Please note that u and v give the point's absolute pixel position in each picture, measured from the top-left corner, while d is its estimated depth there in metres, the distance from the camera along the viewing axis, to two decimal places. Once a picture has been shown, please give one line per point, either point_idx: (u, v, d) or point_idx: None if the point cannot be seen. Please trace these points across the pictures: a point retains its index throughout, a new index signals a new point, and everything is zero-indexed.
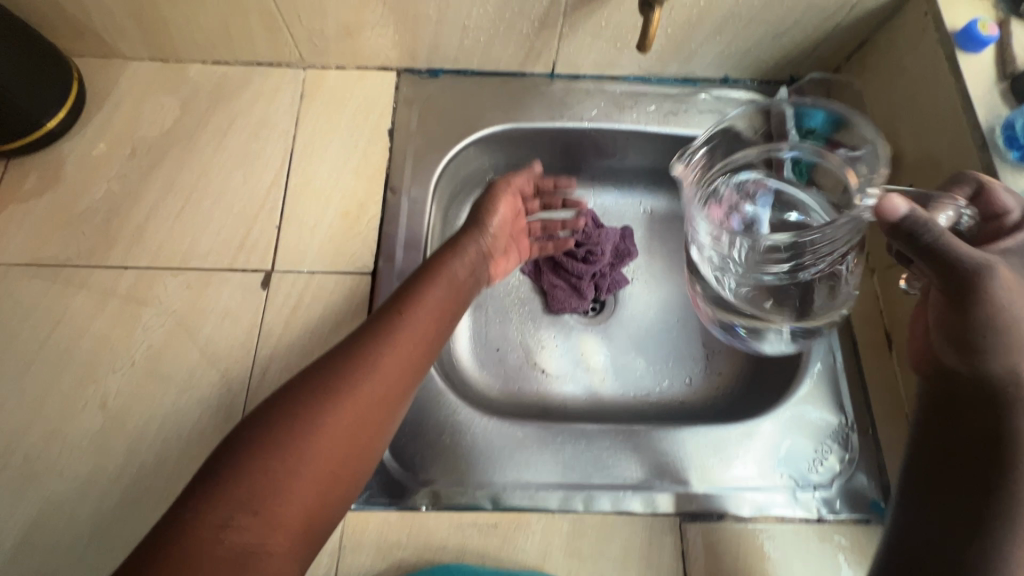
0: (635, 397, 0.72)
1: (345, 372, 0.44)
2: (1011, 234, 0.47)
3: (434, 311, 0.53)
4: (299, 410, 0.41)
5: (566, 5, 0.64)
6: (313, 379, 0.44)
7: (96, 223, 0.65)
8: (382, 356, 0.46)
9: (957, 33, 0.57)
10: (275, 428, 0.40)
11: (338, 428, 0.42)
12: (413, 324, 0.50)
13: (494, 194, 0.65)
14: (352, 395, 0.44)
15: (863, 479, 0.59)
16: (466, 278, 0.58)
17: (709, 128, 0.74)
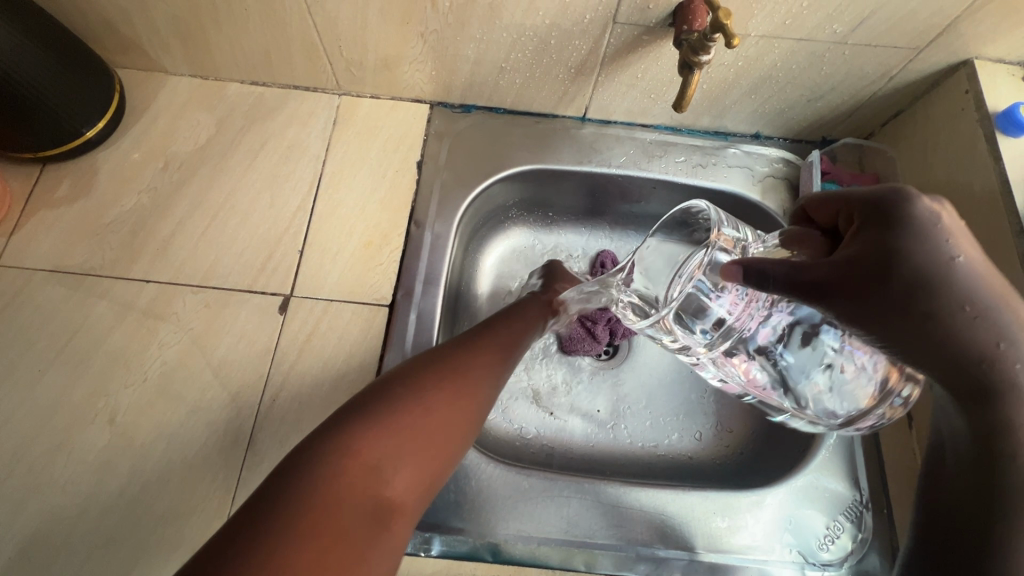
0: (643, 449, 0.71)
1: (455, 365, 0.49)
2: (859, 220, 0.40)
3: (520, 328, 0.58)
4: (417, 390, 0.45)
5: (604, 55, 0.64)
6: (425, 366, 0.48)
7: (123, 234, 0.66)
8: (485, 358, 0.52)
9: (997, 116, 0.58)
10: (394, 401, 0.44)
11: (445, 407, 0.45)
12: (505, 335, 0.56)
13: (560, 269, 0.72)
14: (463, 384, 0.48)
15: (875, 561, 0.58)
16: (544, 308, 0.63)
17: (738, 184, 0.74)
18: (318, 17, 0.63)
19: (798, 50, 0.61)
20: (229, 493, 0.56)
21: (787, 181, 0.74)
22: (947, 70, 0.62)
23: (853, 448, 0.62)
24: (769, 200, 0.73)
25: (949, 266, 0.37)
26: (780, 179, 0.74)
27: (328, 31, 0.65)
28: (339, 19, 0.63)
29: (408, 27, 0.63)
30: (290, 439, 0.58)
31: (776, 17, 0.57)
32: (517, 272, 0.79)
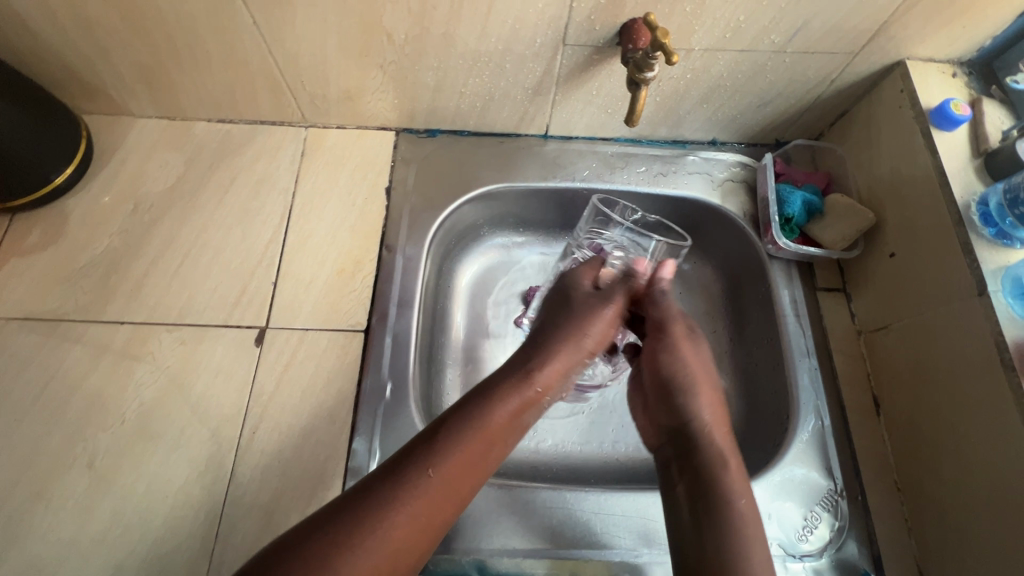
0: (626, 454, 0.72)
1: (429, 475, 0.44)
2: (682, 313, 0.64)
3: (508, 418, 0.50)
4: (389, 507, 0.42)
5: (558, 76, 0.67)
6: (397, 476, 0.44)
7: (95, 277, 0.66)
8: (465, 467, 0.46)
9: (931, 112, 0.60)
10: (364, 520, 0.41)
11: (418, 523, 0.42)
12: (490, 428, 0.48)
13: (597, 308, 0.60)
14: (434, 502, 0.43)
15: (853, 549, 0.59)
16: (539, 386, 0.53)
17: (699, 190, 0.76)
18: (278, 55, 0.64)
19: (741, 61, 0.64)
20: (212, 530, 0.56)
21: (745, 184, 0.77)
22: (883, 70, 0.65)
23: (825, 438, 0.63)
24: (728, 203, 0.75)
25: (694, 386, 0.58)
26: (739, 183, 0.77)
27: (289, 67, 0.66)
28: (299, 56, 0.64)
29: (366, 60, 0.65)
30: (271, 470, 0.58)
31: (716, 32, 0.60)
32: (493, 288, 0.80)
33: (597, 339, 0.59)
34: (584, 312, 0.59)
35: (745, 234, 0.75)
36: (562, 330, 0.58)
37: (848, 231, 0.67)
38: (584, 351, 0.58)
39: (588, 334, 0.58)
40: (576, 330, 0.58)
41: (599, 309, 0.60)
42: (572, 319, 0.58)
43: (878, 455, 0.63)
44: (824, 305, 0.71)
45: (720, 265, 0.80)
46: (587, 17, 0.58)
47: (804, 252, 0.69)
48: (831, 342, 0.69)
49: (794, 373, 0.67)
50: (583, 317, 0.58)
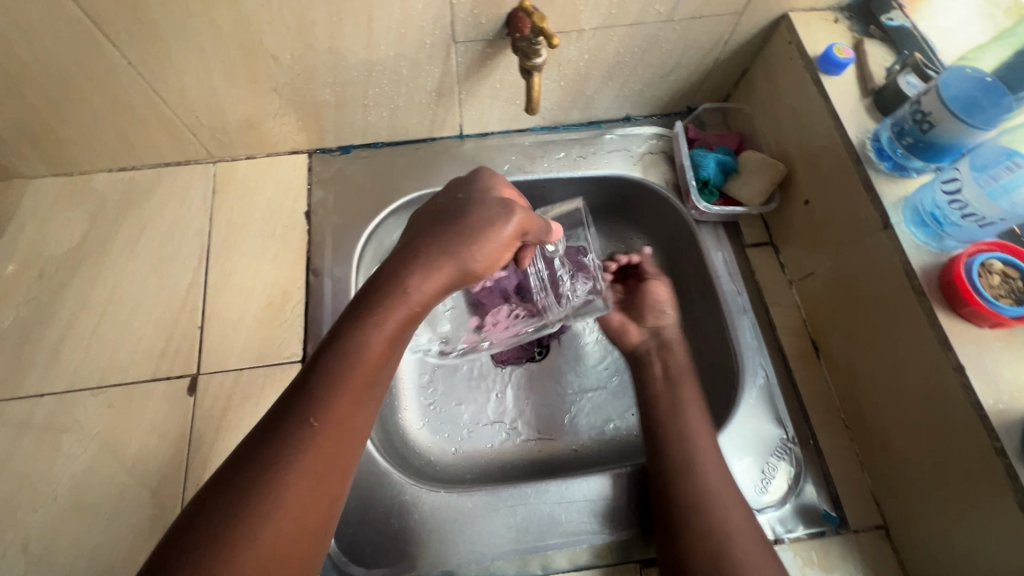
0: (590, 439, 0.73)
1: (308, 430, 0.40)
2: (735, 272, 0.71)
3: (386, 344, 0.45)
4: (272, 480, 0.38)
5: (458, 74, 0.66)
6: (274, 445, 0.39)
7: (6, 352, 0.63)
8: (351, 404, 0.42)
9: (817, 59, 0.62)
10: (254, 498, 0.37)
11: (315, 478, 0.40)
12: (370, 358, 0.44)
13: (498, 221, 0.51)
14: (326, 453, 0.40)
15: (812, 492, 0.60)
16: (419, 303, 0.48)
17: (620, 167, 0.77)
18: (164, 93, 0.62)
19: (633, 35, 0.65)
20: None
21: (663, 154, 0.78)
22: (770, 25, 0.67)
23: (771, 390, 0.65)
24: (650, 175, 0.77)
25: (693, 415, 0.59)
26: (658, 154, 0.78)
27: (180, 104, 0.64)
28: (187, 91, 0.62)
29: (258, 85, 0.63)
30: None
31: (601, 10, 0.61)
32: None
33: (490, 259, 0.51)
34: (478, 225, 0.51)
35: (670, 204, 0.76)
36: (445, 240, 0.50)
37: (763, 185, 0.69)
38: (466, 267, 0.50)
39: (476, 246, 0.50)
40: (454, 247, 0.49)
41: (489, 231, 0.51)
42: (458, 227, 0.50)
43: (823, 397, 0.64)
44: (754, 260, 0.72)
45: (653, 237, 0.82)
46: (470, 11, 0.57)
47: (726, 212, 0.70)
48: (765, 295, 0.70)
49: (734, 330, 0.68)
50: (479, 234, 0.50)
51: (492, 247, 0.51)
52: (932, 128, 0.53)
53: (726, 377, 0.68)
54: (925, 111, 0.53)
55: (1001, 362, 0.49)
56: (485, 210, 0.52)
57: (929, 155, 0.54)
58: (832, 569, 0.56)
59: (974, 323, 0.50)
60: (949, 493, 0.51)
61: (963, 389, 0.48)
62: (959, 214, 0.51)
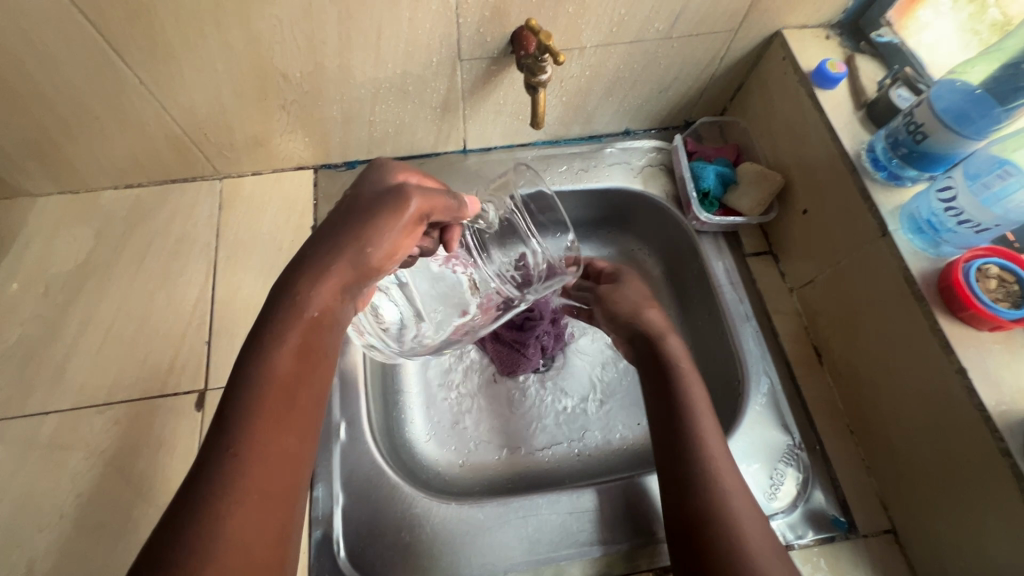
0: (596, 450, 0.73)
1: (239, 463, 0.37)
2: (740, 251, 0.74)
3: (296, 357, 0.41)
4: (203, 537, 0.34)
5: (463, 91, 0.68)
6: (208, 484, 0.35)
7: (12, 370, 0.62)
8: (273, 434, 0.38)
9: (811, 74, 0.64)
10: (189, 558, 0.33)
11: (250, 524, 0.36)
12: (280, 377, 0.40)
13: (392, 211, 0.47)
14: (263, 485, 0.37)
15: (821, 498, 0.60)
16: (323, 309, 0.43)
17: (621, 179, 0.79)
18: (174, 110, 0.63)
19: (633, 52, 0.67)
20: None
21: (663, 166, 0.80)
22: (765, 42, 0.69)
23: (775, 394, 0.66)
24: (650, 187, 0.78)
25: (702, 403, 0.57)
26: (657, 167, 0.80)
27: (189, 121, 0.65)
28: (196, 108, 0.63)
29: (267, 103, 0.64)
30: None
31: (602, 28, 0.62)
32: None
33: (387, 253, 0.47)
34: (370, 217, 0.46)
35: (671, 215, 0.77)
36: (339, 237, 0.46)
37: (762, 195, 0.70)
38: (368, 267, 0.46)
39: (370, 242, 0.46)
40: (348, 248, 0.45)
41: (382, 229, 0.46)
42: (352, 225, 0.46)
43: (827, 402, 0.65)
44: (754, 269, 0.73)
45: (653, 249, 0.83)
46: (475, 30, 0.59)
47: (727, 222, 0.71)
48: (767, 302, 0.71)
49: (738, 338, 0.69)
50: (371, 227, 0.46)
51: (393, 238, 0.47)
52: (925, 138, 0.54)
53: (731, 384, 0.69)
54: (918, 123, 0.55)
55: (1001, 365, 0.50)
56: (376, 204, 0.48)
57: (923, 165, 0.56)
58: (843, 575, 0.57)
59: (973, 326, 0.51)
60: (957, 497, 0.52)
61: (968, 393, 0.49)
62: (955, 220, 0.52)
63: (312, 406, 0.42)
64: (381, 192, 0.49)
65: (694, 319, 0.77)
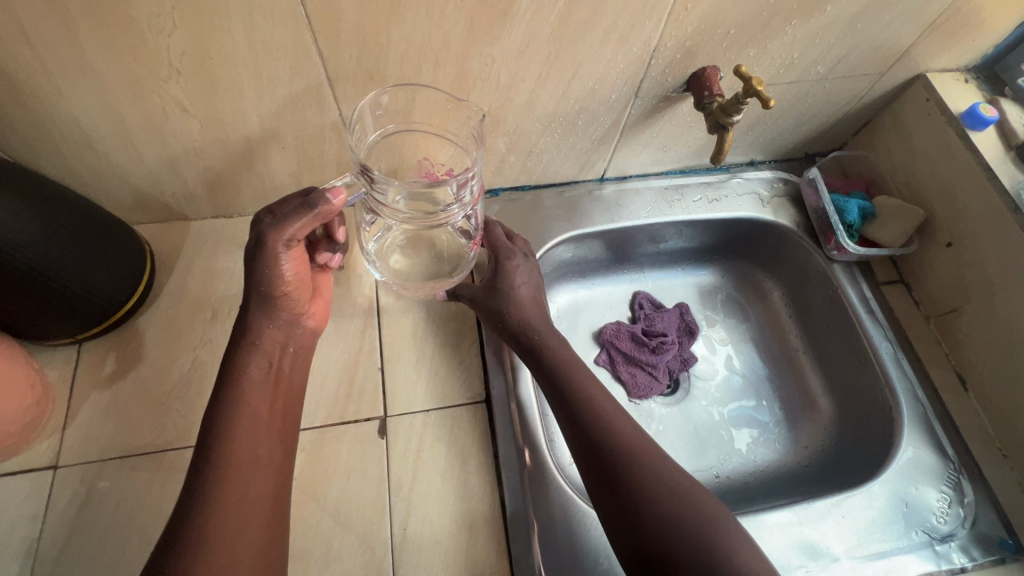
0: (738, 473, 0.75)
1: (223, 476, 0.46)
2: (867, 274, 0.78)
3: (272, 375, 0.53)
4: (197, 525, 0.44)
5: (625, 124, 0.70)
6: (196, 494, 0.45)
7: (192, 396, 0.62)
8: (245, 441, 0.48)
9: (962, 115, 0.68)
10: (199, 543, 0.43)
11: (253, 503, 0.46)
12: (250, 393, 0.50)
13: (270, 257, 0.49)
14: (244, 490, 0.46)
15: (986, 520, 0.63)
16: (279, 339, 0.54)
17: (751, 209, 0.82)
18: None
19: (788, 91, 0.70)
20: None
21: (790, 197, 0.83)
22: (905, 83, 0.73)
23: (929, 418, 0.69)
24: (780, 217, 0.81)
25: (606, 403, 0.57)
26: (785, 197, 0.83)
27: None
28: None
29: None
30: (433, 563, 0.56)
31: (772, 69, 0.65)
32: (572, 331, 0.84)
33: (296, 281, 0.53)
34: (257, 269, 0.50)
35: (803, 244, 0.80)
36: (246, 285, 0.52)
37: (904, 228, 0.74)
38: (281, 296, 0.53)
39: (270, 289, 0.51)
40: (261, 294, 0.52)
41: (263, 278, 0.50)
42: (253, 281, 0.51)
43: (978, 426, 0.68)
44: (889, 297, 0.77)
45: (773, 275, 0.86)
46: (662, 71, 0.62)
47: (869, 253, 0.74)
48: (906, 329, 0.74)
49: (883, 366, 0.72)
50: (263, 276, 0.50)
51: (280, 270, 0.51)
52: None
53: (878, 408, 0.72)
54: None
55: None
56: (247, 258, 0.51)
57: None
58: None
59: None
60: None
61: None
62: None
63: (280, 415, 0.52)
64: (250, 244, 0.50)
65: (823, 345, 0.80)
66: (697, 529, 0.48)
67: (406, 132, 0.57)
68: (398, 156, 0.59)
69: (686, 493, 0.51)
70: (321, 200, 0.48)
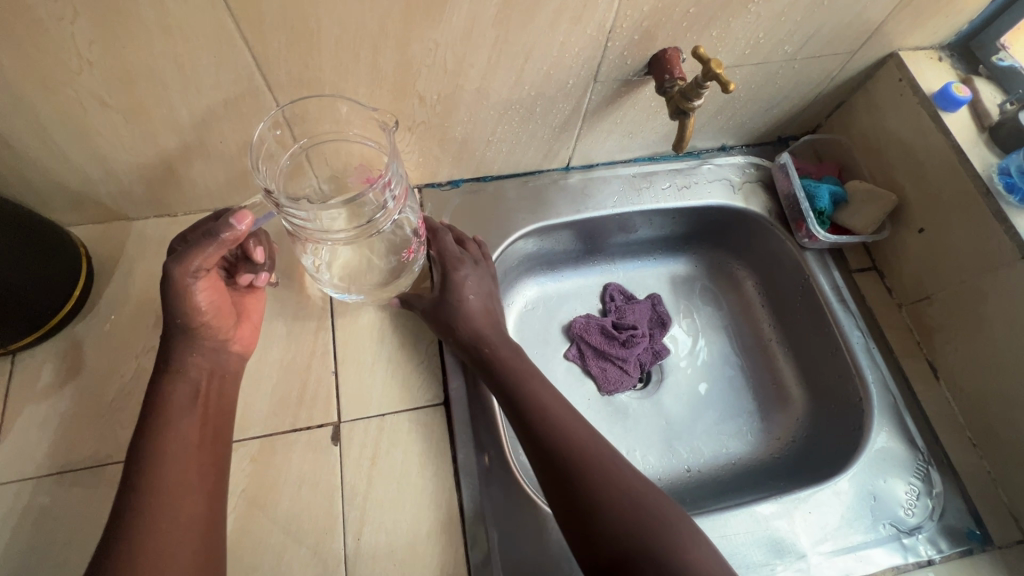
0: (708, 467, 0.74)
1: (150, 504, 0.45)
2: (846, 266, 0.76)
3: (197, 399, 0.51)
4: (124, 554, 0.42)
5: (586, 111, 0.67)
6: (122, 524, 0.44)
7: (134, 406, 0.59)
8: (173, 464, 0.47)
9: (934, 96, 0.65)
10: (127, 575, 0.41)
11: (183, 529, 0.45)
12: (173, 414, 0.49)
13: (181, 290, 0.48)
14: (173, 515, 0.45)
15: (954, 511, 0.62)
16: (206, 366, 0.53)
17: (721, 196, 0.79)
18: None
19: (755, 72, 0.67)
20: None
21: (762, 183, 0.80)
22: (877, 63, 0.70)
23: (899, 409, 0.67)
24: (751, 204, 0.79)
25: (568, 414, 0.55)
26: (756, 183, 0.80)
27: None
28: None
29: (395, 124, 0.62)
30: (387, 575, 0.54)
31: (736, 50, 0.62)
32: (539, 326, 0.81)
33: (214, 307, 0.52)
34: (169, 307, 0.49)
35: (775, 231, 0.78)
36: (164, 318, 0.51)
37: (876, 214, 0.71)
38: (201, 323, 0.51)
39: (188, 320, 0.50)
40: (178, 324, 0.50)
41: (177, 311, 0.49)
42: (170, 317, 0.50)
43: (948, 416, 0.67)
44: (862, 285, 0.75)
45: (746, 264, 0.84)
46: (619, 54, 0.59)
47: (840, 240, 0.72)
48: (878, 318, 0.73)
49: (854, 355, 0.70)
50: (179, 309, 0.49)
51: (193, 299, 0.49)
52: None
53: (849, 399, 0.70)
54: None
55: None
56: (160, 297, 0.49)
57: None
58: None
59: None
60: None
61: None
62: None
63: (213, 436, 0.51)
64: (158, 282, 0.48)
65: (796, 334, 0.79)
66: (648, 538, 0.46)
67: (340, 139, 0.58)
68: (339, 159, 0.61)
69: (636, 496, 0.49)
70: (223, 227, 0.46)
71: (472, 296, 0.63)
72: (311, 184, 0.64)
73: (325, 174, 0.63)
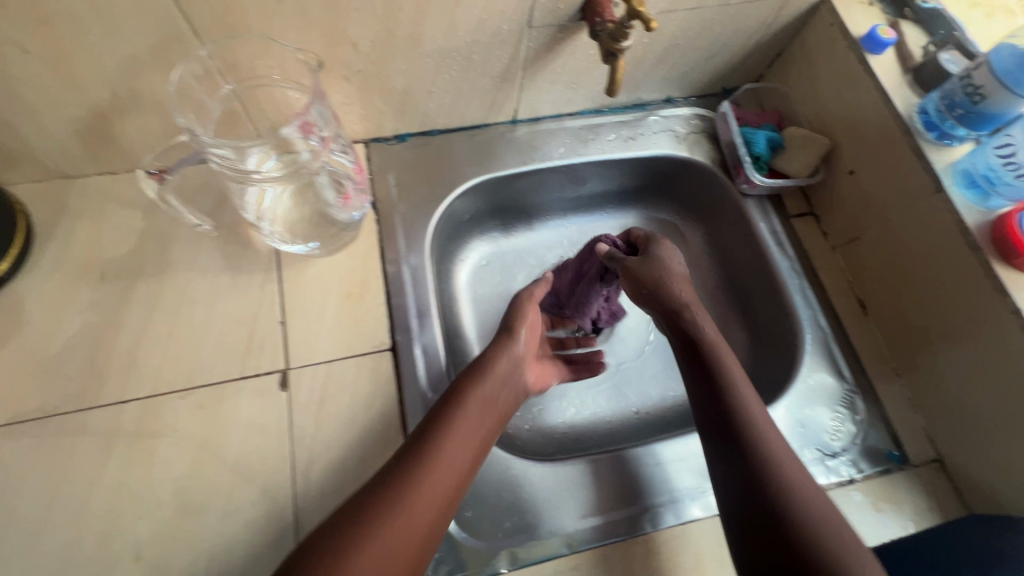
0: (655, 408, 0.78)
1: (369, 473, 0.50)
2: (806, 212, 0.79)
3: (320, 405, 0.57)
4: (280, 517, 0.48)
5: (525, 60, 0.68)
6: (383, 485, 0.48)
7: (80, 359, 0.60)
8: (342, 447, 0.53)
9: (861, 39, 0.67)
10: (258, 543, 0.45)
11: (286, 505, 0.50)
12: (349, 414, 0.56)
13: None
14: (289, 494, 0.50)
15: (875, 435, 0.66)
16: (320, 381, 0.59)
17: (667, 146, 0.81)
18: None
19: (691, 18, 0.68)
20: None
21: (706, 133, 0.82)
22: (810, 9, 0.71)
23: (829, 344, 0.71)
24: (695, 154, 0.80)
25: (742, 382, 0.57)
26: (700, 133, 0.82)
27: None
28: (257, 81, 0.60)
29: (330, 73, 0.62)
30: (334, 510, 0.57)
31: None
32: (493, 280, 0.83)
33: None
34: None
35: (717, 180, 0.80)
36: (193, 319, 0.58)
37: (810, 158, 0.74)
38: None
39: None
40: None
41: None
42: None
43: (874, 349, 0.71)
44: (799, 229, 0.78)
45: (694, 214, 0.86)
46: None
47: (777, 184, 0.75)
48: (813, 260, 0.76)
49: (789, 296, 0.73)
50: None
51: None
52: (983, 100, 0.59)
53: (784, 337, 0.74)
54: (977, 85, 0.59)
55: None
56: None
57: (976, 125, 0.60)
58: (902, 502, 0.63)
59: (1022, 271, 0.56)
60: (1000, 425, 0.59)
61: (1021, 330, 0.55)
62: (1013, 174, 0.57)
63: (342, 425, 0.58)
64: None
65: (739, 280, 0.81)
66: (821, 519, 0.47)
67: (269, 84, 0.60)
68: (273, 108, 0.63)
69: (798, 483, 0.50)
70: None
71: (673, 267, 0.64)
72: (250, 132, 0.65)
73: (265, 128, 0.65)
